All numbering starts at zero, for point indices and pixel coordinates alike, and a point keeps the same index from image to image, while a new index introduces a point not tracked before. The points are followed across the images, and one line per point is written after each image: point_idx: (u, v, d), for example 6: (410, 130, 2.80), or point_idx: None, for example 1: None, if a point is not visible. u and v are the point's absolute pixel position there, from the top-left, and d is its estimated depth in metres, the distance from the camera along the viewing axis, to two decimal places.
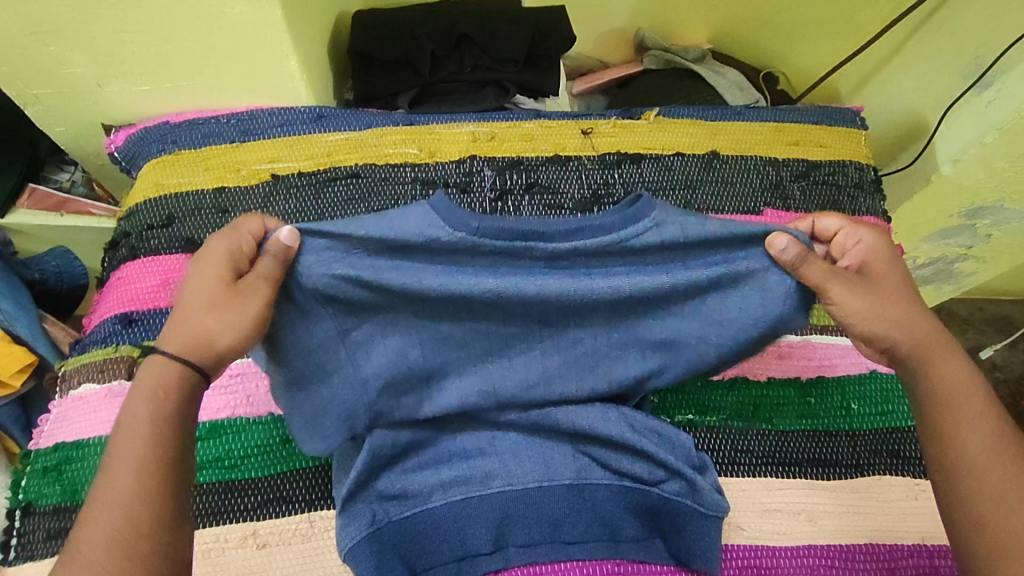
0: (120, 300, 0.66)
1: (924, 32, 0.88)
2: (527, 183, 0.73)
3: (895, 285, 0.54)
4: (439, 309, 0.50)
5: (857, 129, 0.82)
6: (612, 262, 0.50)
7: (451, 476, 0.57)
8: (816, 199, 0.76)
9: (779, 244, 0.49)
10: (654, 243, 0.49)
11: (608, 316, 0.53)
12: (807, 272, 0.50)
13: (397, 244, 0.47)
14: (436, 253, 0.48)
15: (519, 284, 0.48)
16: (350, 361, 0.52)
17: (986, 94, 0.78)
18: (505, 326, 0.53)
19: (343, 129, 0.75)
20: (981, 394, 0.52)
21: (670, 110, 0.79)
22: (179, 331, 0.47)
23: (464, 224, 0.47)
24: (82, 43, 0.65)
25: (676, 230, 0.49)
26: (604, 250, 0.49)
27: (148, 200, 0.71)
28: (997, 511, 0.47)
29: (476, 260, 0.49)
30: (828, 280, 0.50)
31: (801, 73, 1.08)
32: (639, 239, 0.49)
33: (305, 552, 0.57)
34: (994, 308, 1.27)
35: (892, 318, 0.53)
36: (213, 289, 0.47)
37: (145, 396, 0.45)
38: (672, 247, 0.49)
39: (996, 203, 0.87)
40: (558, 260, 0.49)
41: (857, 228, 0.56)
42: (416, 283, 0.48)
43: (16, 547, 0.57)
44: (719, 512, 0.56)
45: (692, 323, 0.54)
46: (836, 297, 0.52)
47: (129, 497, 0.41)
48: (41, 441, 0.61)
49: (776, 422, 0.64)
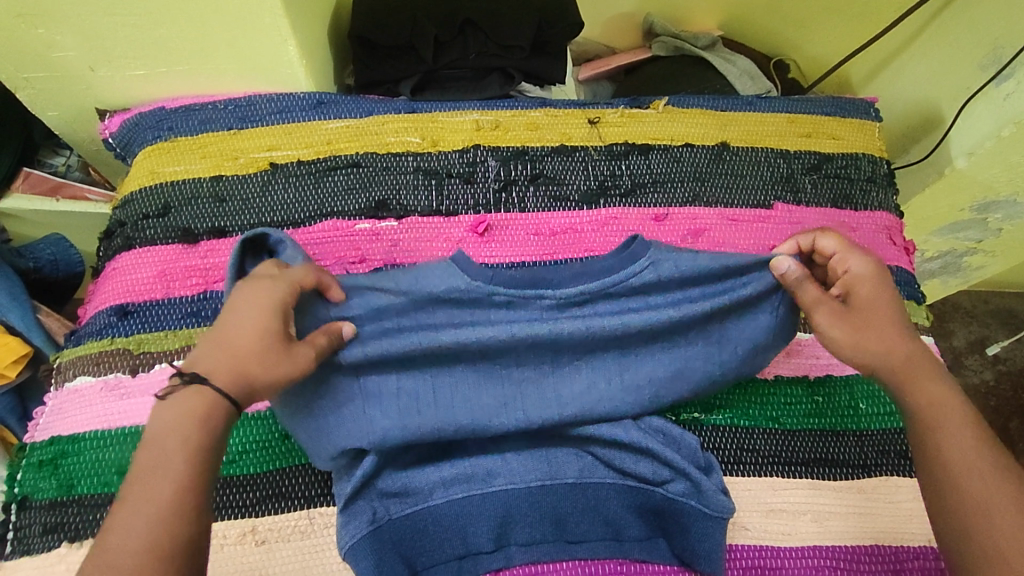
0: (116, 291, 0.64)
1: (939, 21, 0.86)
2: (532, 173, 0.72)
3: (883, 312, 0.54)
4: (460, 358, 0.56)
5: (870, 120, 0.80)
6: (615, 299, 0.57)
7: (449, 475, 0.56)
8: (827, 192, 0.74)
9: (783, 265, 0.54)
10: (651, 280, 0.56)
11: (613, 354, 0.58)
12: (802, 295, 0.55)
13: (424, 297, 0.55)
14: (453, 304, 0.55)
15: (535, 326, 0.55)
16: (371, 404, 0.55)
17: (1005, 87, 0.77)
18: (517, 365, 0.57)
19: (343, 115, 0.73)
20: (963, 408, 0.51)
21: (679, 99, 0.77)
22: (223, 362, 0.45)
23: (481, 275, 0.56)
24: (72, 26, 0.63)
25: (670, 267, 0.56)
26: (605, 292, 0.56)
27: (144, 188, 0.69)
28: (990, 523, 0.45)
29: (488, 308, 0.56)
30: (816, 308, 0.54)
31: (813, 61, 1.06)
32: (638, 278, 0.56)
33: (304, 549, 0.56)
34: (1000, 301, 1.25)
35: (873, 349, 0.53)
36: (265, 339, 0.47)
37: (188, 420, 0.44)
38: (668, 284, 0.57)
39: (1009, 198, 0.85)
40: (566, 304, 0.56)
41: (846, 254, 0.55)
42: (438, 332, 0.54)
43: (13, 541, 0.56)
44: (724, 514, 0.55)
45: (694, 354, 0.59)
46: (820, 325, 0.55)
47: (162, 517, 0.40)
48: (36, 433, 0.60)
49: (783, 421, 0.63)
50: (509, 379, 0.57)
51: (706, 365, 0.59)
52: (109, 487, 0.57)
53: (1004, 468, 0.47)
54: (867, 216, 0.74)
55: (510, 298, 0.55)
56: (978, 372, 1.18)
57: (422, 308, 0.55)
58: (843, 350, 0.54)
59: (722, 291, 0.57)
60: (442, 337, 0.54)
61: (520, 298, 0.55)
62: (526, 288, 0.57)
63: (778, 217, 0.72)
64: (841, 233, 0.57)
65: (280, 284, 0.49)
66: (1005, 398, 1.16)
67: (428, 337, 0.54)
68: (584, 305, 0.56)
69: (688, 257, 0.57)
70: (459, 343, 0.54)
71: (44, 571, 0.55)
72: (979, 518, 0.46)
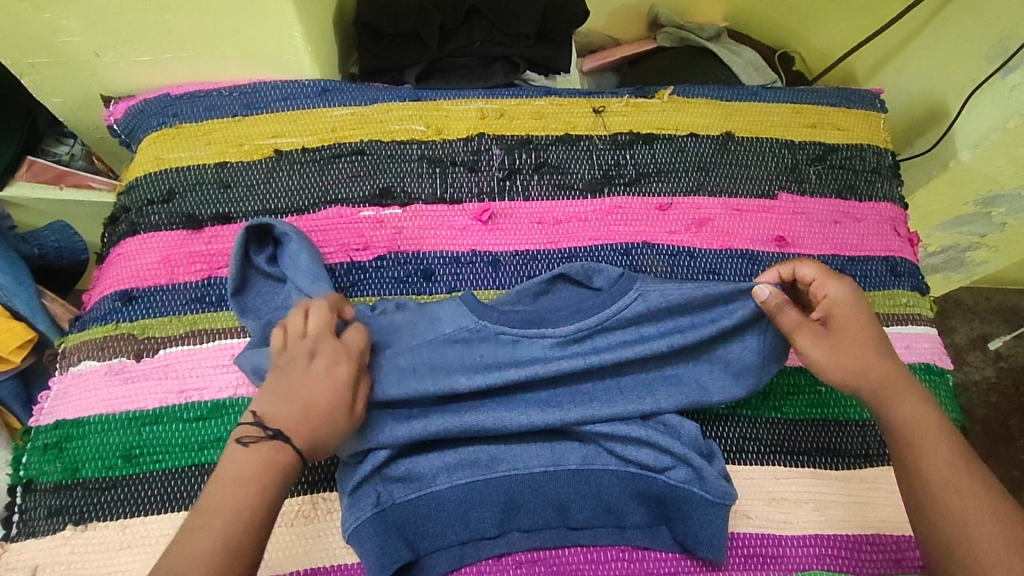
0: (121, 276, 0.64)
1: (945, 12, 0.86)
2: (537, 161, 0.72)
3: (858, 335, 0.53)
4: (468, 400, 0.58)
5: (876, 112, 0.79)
6: (610, 334, 0.58)
7: (460, 454, 0.57)
8: (831, 183, 0.74)
9: (762, 294, 0.54)
10: (641, 312, 0.57)
11: (610, 373, 0.59)
12: (782, 321, 0.54)
13: (438, 339, 0.57)
14: (462, 343, 0.57)
15: (539, 368, 0.57)
16: (383, 425, 0.55)
17: (1011, 79, 0.77)
18: (523, 389, 0.58)
19: (348, 103, 0.73)
20: (942, 422, 0.51)
21: (684, 89, 0.77)
22: (296, 422, 0.48)
23: (488, 315, 0.58)
24: (78, 11, 0.63)
25: (658, 298, 0.57)
26: (601, 327, 0.57)
27: (149, 174, 0.69)
28: (969, 534, 0.46)
29: (491, 341, 0.57)
30: (797, 331, 0.54)
31: (819, 53, 1.06)
32: (629, 308, 0.57)
33: (308, 534, 0.56)
34: (1002, 298, 1.25)
35: (848, 371, 0.53)
36: (336, 409, 0.50)
37: (247, 471, 0.46)
38: (659, 313, 0.58)
39: (1013, 191, 0.85)
40: (566, 341, 0.57)
41: (824, 282, 0.54)
42: (453, 375, 0.56)
43: (19, 523, 0.57)
44: (726, 499, 0.55)
45: (688, 369, 0.60)
46: (801, 348, 0.54)
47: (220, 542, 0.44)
48: (41, 417, 0.60)
49: (786, 410, 0.63)
50: (513, 402, 0.58)
51: (702, 378, 0.59)
52: (113, 470, 0.57)
53: (981, 477, 0.49)
54: (871, 207, 0.74)
55: (515, 336, 0.57)
56: (980, 369, 1.18)
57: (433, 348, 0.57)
58: (825, 372, 0.54)
59: (710, 318, 0.58)
60: (453, 378, 0.56)
61: (521, 335, 0.57)
62: (527, 329, 0.58)
63: (783, 207, 0.72)
64: (819, 259, 0.56)
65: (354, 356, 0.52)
66: (1006, 395, 1.16)
67: (437, 385, 0.56)
68: (584, 340, 0.58)
69: (676, 286, 0.58)
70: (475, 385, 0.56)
71: (50, 552, 0.55)
72: (962, 535, 0.47)
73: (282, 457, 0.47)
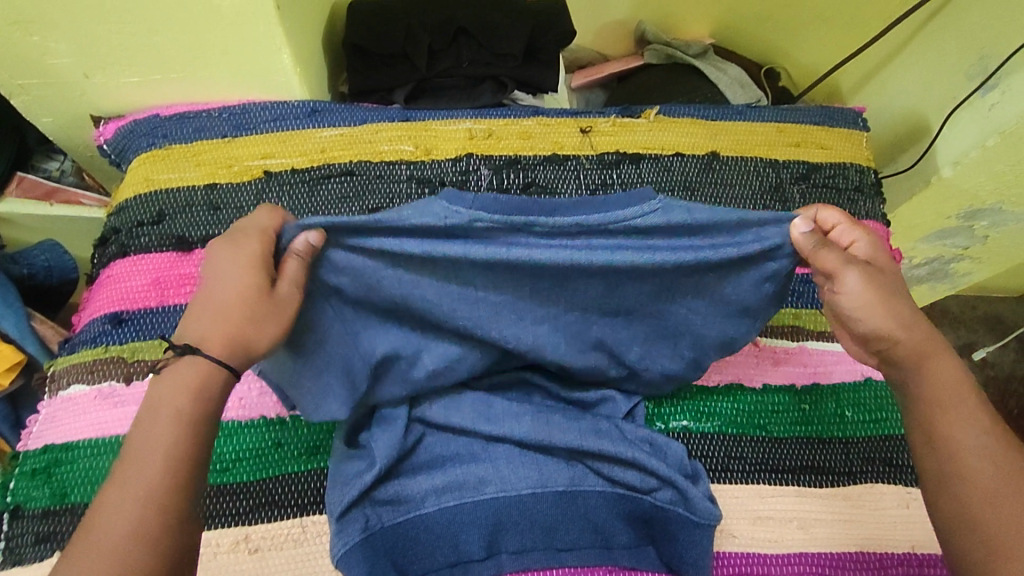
0: (110, 298, 0.64)
1: (925, 32, 0.88)
2: (525, 182, 0.72)
3: (896, 284, 0.51)
4: (425, 272, 0.49)
5: (858, 130, 0.81)
6: (610, 238, 0.48)
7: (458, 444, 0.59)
8: (814, 202, 0.75)
9: (800, 226, 0.48)
10: (657, 223, 0.48)
11: (596, 286, 0.51)
12: (822, 259, 0.48)
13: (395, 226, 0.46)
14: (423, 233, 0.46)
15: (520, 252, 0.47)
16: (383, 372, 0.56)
17: (990, 97, 0.79)
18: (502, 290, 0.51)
19: (337, 124, 0.74)
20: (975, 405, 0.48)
21: (669, 109, 0.78)
22: (212, 330, 0.44)
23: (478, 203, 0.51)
24: (68, 34, 0.64)
25: (680, 214, 0.48)
26: (603, 228, 0.48)
27: (138, 195, 0.69)
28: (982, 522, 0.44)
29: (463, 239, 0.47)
30: (842, 270, 0.49)
31: (805, 69, 1.07)
32: (645, 217, 0.48)
33: (296, 557, 0.56)
34: (987, 306, 1.26)
35: (897, 315, 0.49)
36: (251, 298, 0.44)
37: (186, 416, 0.42)
38: (671, 228, 0.48)
39: (994, 207, 0.87)
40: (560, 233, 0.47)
41: (848, 226, 0.52)
42: (422, 276, 0.49)
43: (5, 550, 0.56)
44: (711, 521, 0.57)
45: (678, 305, 0.54)
46: (844, 289, 0.49)
47: (146, 485, 0.40)
48: (29, 442, 0.60)
49: (770, 429, 0.64)
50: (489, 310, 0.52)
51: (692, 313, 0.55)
52: None
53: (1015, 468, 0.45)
54: None
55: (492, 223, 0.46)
56: None
57: (388, 233, 0.46)
58: (869, 318, 0.49)
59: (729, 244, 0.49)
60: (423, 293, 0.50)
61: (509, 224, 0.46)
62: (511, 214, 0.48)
63: None
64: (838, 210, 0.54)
65: (254, 236, 0.46)
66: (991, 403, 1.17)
67: (401, 282, 0.49)
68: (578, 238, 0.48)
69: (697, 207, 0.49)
70: (427, 255, 0.47)
71: None
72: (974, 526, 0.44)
73: (211, 384, 0.44)
